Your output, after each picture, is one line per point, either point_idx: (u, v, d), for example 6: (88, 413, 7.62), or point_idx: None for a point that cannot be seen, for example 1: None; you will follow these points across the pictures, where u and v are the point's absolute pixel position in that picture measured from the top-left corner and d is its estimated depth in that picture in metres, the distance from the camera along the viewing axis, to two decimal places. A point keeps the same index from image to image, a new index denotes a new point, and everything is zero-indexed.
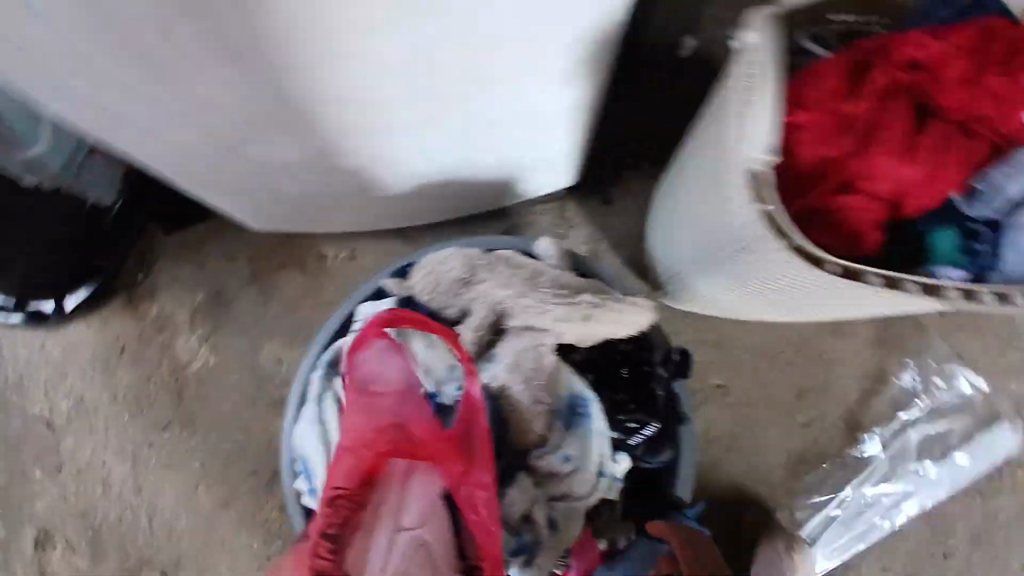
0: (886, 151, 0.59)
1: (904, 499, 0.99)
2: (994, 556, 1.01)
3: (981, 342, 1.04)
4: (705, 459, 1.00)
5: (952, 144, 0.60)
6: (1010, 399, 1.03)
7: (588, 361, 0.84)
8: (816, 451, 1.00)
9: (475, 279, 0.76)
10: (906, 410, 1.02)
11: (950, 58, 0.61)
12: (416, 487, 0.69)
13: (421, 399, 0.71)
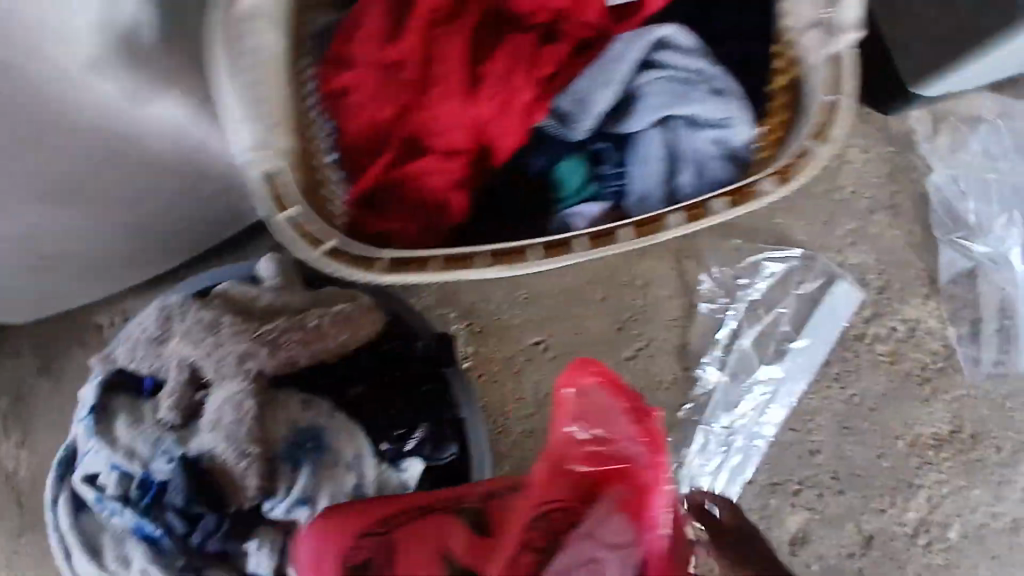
0: (447, 95, 0.68)
1: (766, 408, 0.96)
2: (860, 435, 0.98)
3: (801, 219, 0.97)
4: (539, 423, 0.95)
5: (511, 72, 0.68)
6: (845, 273, 0.97)
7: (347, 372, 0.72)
8: (650, 381, 0.97)
9: (167, 335, 0.69)
10: (727, 317, 0.97)
11: None
12: (604, 526, 0.60)
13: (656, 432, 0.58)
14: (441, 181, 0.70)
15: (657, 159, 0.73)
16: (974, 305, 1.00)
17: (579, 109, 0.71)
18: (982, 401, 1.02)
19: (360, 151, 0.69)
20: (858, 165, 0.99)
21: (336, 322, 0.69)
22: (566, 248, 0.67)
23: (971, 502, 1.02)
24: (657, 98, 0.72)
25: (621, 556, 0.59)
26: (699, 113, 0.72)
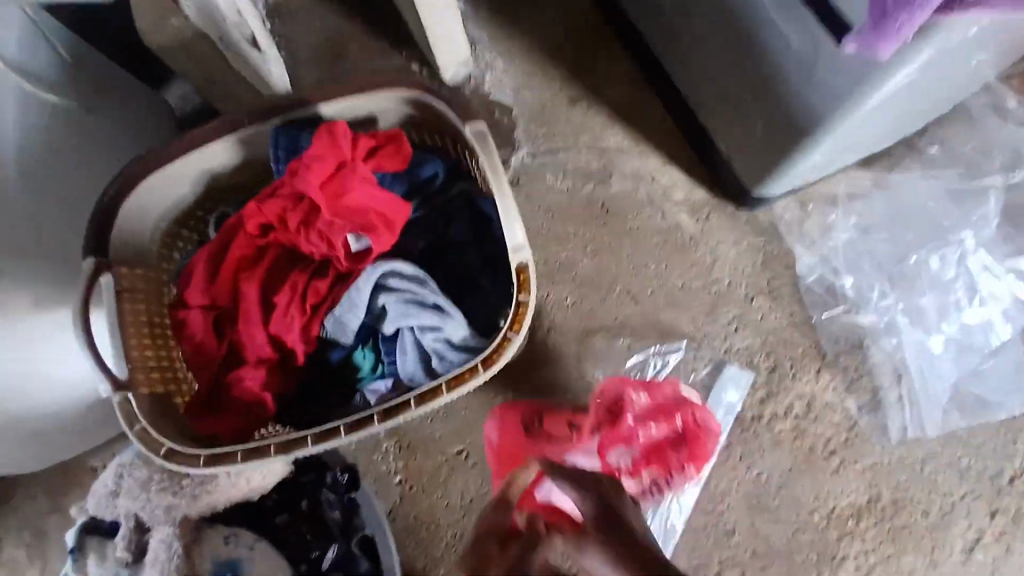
0: (249, 320, 0.75)
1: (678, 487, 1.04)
2: (773, 512, 1.04)
3: (686, 312, 1.08)
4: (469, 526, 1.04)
5: (296, 297, 0.75)
6: (732, 358, 1.07)
7: (275, 504, 0.88)
8: None
9: (118, 492, 0.83)
10: None
11: (283, 217, 0.74)
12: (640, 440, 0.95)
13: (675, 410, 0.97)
14: (253, 387, 0.76)
15: (417, 354, 0.75)
16: (867, 374, 1.06)
17: (335, 321, 0.74)
18: (897, 468, 1.04)
19: (195, 370, 0.79)
20: (730, 259, 1.09)
21: (242, 478, 0.81)
22: (334, 433, 0.70)
23: (904, 569, 1.02)
24: (401, 308, 0.73)
25: (628, 452, 0.94)
26: (437, 317, 0.74)
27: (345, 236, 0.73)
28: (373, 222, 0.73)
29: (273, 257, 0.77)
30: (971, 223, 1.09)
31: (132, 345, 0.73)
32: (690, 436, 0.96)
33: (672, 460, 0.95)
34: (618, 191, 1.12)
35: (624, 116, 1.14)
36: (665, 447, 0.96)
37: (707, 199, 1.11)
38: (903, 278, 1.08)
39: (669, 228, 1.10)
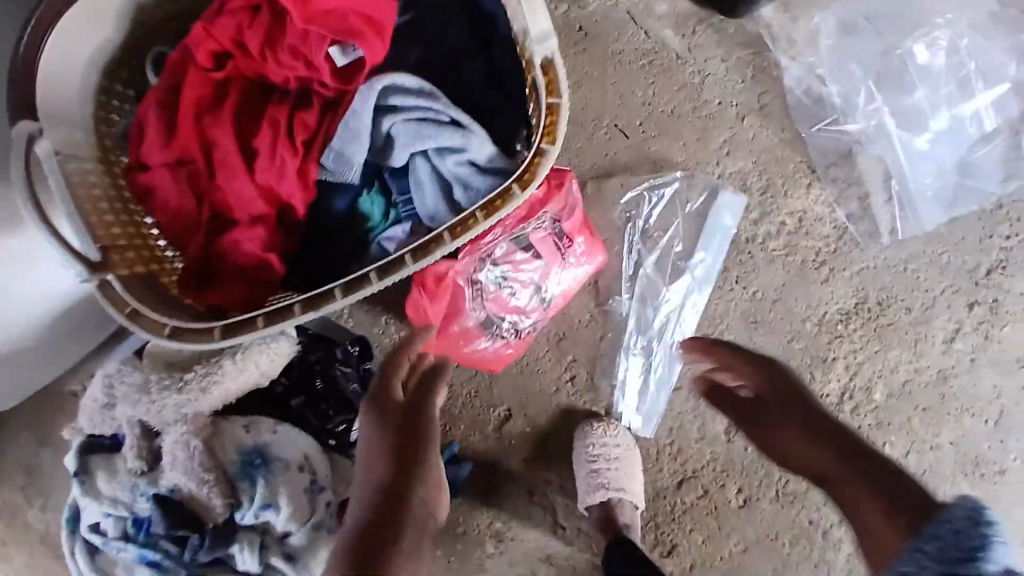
0: (231, 168, 0.69)
1: (679, 318, 1.06)
2: (772, 327, 1.07)
3: (677, 141, 1.03)
4: (482, 380, 1.08)
5: (278, 131, 0.69)
6: (726, 183, 1.04)
7: (290, 388, 0.86)
8: (566, 321, 1.07)
9: (113, 401, 0.77)
10: (626, 254, 1.06)
11: (244, 42, 0.70)
12: (534, 242, 0.92)
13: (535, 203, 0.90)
14: (252, 246, 0.70)
15: (432, 185, 0.71)
16: (857, 181, 1.06)
17: (336, 154, 0.69)
18: (883, 270, 1.07)
19: (179, 244, 0.72)
20: (719, 77, 1.03)
21: (252, 357, 0.77)
22: (364, 282, 0.65)
23: (890, 363, 1.08)
24: (413, 129, 0.69)
25: (535, 263, 0.92)
26: (460, 135, 0.69)
27: (327, 52, 0.69)
28: (355, 30, 0.68)
29: (237, 97, 0.71)
30: (963, 7, 1.03)
31: (101, 223, 0.66)
32: (561, 210, 0.92)
33: (572, 236, 0.94)
34: (596, 12, 1.02)
35: None
36: (561, 227, 0.93)
37: (692, 10, 1.03)
38: (896, 75, 1.04)
39: (654, 48, 1.02)
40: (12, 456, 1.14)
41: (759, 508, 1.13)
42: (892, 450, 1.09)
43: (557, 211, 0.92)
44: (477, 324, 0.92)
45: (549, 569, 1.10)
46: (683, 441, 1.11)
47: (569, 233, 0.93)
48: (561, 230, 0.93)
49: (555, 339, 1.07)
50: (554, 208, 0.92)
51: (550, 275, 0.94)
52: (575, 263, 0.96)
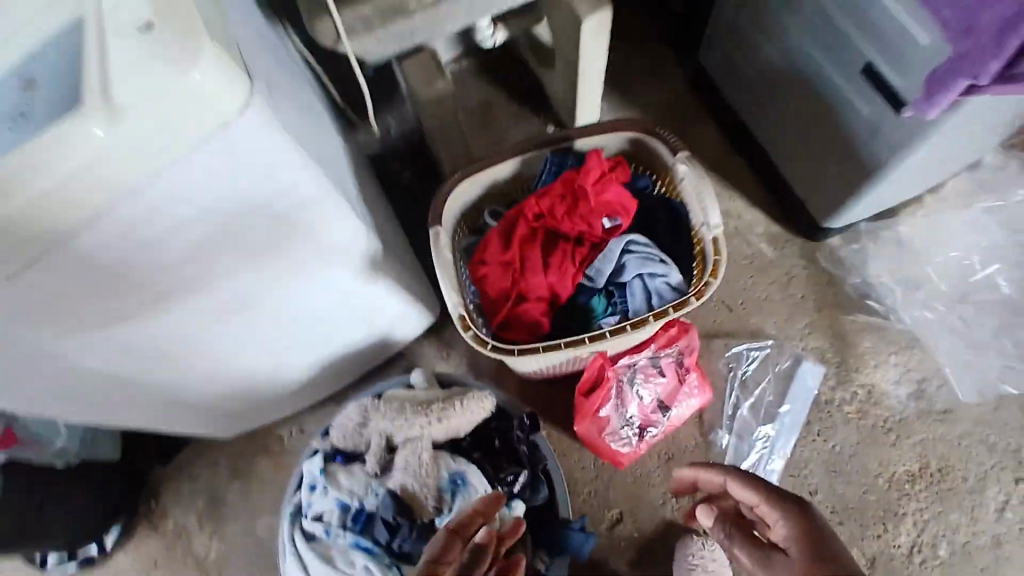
0: (534, 266, 0.98)
1: (769, 456, 1.32)
2: (849, 475, 1.30)
3: (768, 318, 1.42)
4: (602, 481, 1.33)
5: (569, 252, 0.99)
6: (806, 354, 1.39)
7: (473, 443, 1.19)
8: (675, 443, 1.35)
9: (368, 420, 1.15)
10: (726, 397, 1.38)
11: (556, 195, 1.00)
12: (665, 364, 1.24)
13: (674, 336, 1.25)
14: (532, 311, 0.97)
15: (649, 296, 0.96)
16: (917, 370, 1.36)
17: (590, 267, 0.98)
18: (941, 442, 1.32)
19: (485, 311, 1.00)
20: (801, 278, 1.44)
21: (469, 410, 1.14)
22: (602, 335, 0.92)
23: (952, 524, 1.27)
24: (642, 261, 0.96)
25: (662, 383, 1.25)
26: (664, 266, 0.96)
27: (602, 220, 0.99)
28: (622, 208, 1.00)
29: (545, 227, 1.02)
30: (1001, 256, 1.40)
31: (453, 282, 0.95)
32: (689, 348, 1.26)
33: (693, 369, 1.28)
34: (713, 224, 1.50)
35: (715, 174, 1.55)
36: (688, 362, 1.26)
37: (782, 232, 1.48)
38: (940, 295, 1.40)
39: (753, 253, 1.47)
40: (234, 463, 1.56)
41: None
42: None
43: (688, 348, 1.26)
44: (615, 417, 1.21)
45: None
46: None
47: (693, 366, 1.27)
48: (684, 361, 1.26)
49: (666, 456, 1.34)
50: (685, 340, 1.26)
51: (672, 397, 1.26)
52: (692, 393, 1.29)
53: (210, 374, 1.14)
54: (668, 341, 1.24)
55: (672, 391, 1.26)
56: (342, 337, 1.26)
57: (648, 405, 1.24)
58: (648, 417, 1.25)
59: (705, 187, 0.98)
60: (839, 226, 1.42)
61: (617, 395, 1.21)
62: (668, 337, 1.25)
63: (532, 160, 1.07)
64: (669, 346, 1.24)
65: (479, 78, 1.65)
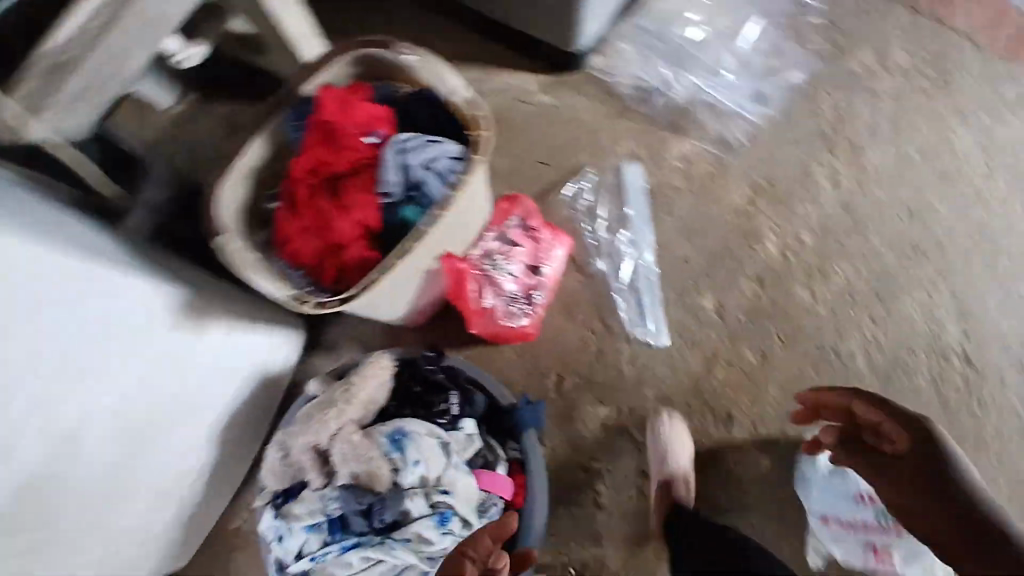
0: (334, 214, 0.98)
1: (640, 254, 1.50)
2: (703, 230, 1.50)
3: (581, 152, 1.57)
4: (530, 358, 1.44)
5: (355, 184, 0.99)
6: (623, 161, 1.55)
7: (398, 405, 1.23)
8: (569, 294, 1.48)
9: (288, 447, 1.12)
10: (584, 231, 1.52)
11: (316, 147, 1.00)
12: (514, 236, 1.32)
13: (505, 211, 1.34)
14: (356, 253, 0.97)
15: (441, 178, 0.97)
16: (705, 121, 1.57)
17: (380, 184, 0.98)
18: (751, 165, 1.54)
19: (316, 279, 0.99)
20: (586, 107, 1.59)
21: (370, 377, 1.17)
22: (421, 232, 0.93)
23: (792, 217, 1.50)
24: (420, 152, 0.96)
25: (521, 252, 1.32)
26: (439, 146, 0.97)
27: (367, 140, 1.00)
28: (380, 123, 1.02)
29: (324, 178, 1.01)
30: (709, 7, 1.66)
31: (269, 273, 0.95)
32: (525, 213, 1.35)
33: (541, 227, 1.36)
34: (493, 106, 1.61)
35: (470, 66, 1.64)
36: (532, 224, 1.35)
37: (550, 78, 1.61)
38: (689, 60, 1.62)
39: (539, 108, 1.60)
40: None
41: (776, 360, 1.41)
42: (840, 270, 1.46)
43: (524, 212, 1.35)
44: (499, 303, 1.27)
45: (648, 481, 1.36)
46: (691, 338, 1.44)
47: (540, 223, 1.35)
48: (528, 226, 1.34)
49: (566, 306, 1.47)
50: (516, 208, 1.34)
51: (538, 258, 1.34)
52: (552, 246, 1.37)
53: (129, 494, 1.14)
54: (504, 217, 1.33)
55: (533, 253, 1.34)
56: (229, 390, 1.28)
57: (521, 276, 1.31)
58: (527, 287, 1.32)
59: (434, 60, 0.98)
60: (587, 48, 1.56)
61: (489, 283, 1.26)
62: (501, 215, 1.33)
63: (275, 129, 1.04)
64: (507, 221, 1.33)
65: (215, 105, 1.58)
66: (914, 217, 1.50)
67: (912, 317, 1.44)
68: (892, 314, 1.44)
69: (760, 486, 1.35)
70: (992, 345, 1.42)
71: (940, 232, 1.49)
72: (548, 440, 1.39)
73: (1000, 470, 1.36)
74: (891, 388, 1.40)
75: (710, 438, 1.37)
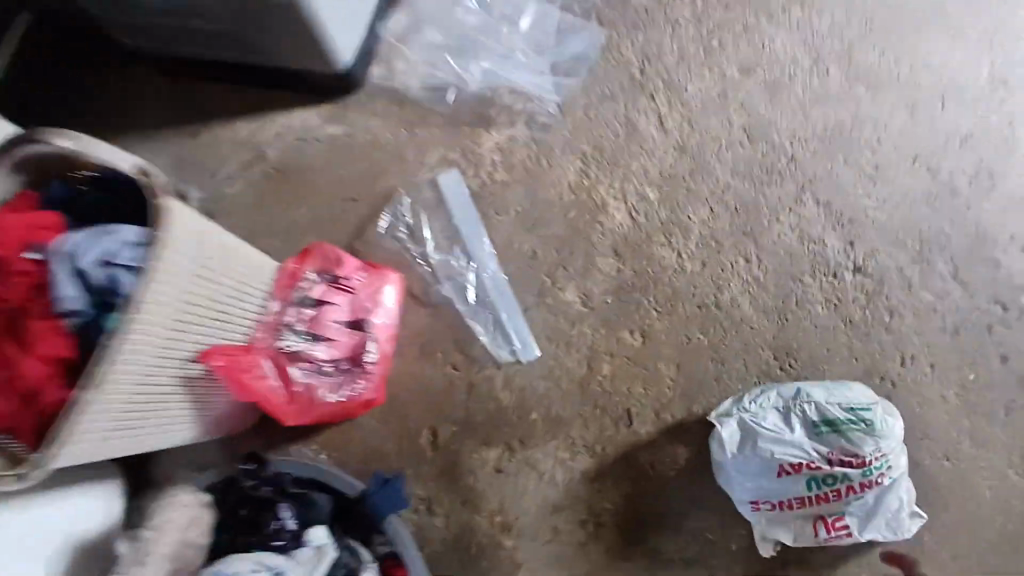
0: (16, 355, 0.82)
1: (480, 264, 1.32)
2: (544, 218, 1.34)
3: (388, 177, 1.38)
4: (395, 420, 1.27)
5: (33, 312, 0.84)
6: (436, 171, 1.37)
7: (224, 540, 1.03)
8: (420, 334, 1.30)
9: None
10: (415, 259, 1.33)
11: None
12: (316, 291, 1.14)
13: (298, 267, 1.15)
14: (54, 392, 0.83)
15: (132, 270, 0.85)
16: (513, 100, 1.41)
17: (59, 302, 0.84)
18: (572, 132, 1.40)
19: (23, 435, 0.83)
20: (381, 126, 1.42)
21: (167, 525, 0.95)
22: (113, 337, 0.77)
23: (630, 174, 1.37)
24: (100, 256, 0.84)
25: (329, 309, 1.14)
26: (115, 241, 0.85)
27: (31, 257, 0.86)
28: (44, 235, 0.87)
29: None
30: None
31: None
32: (322, 261, 1.17)
33: (349, 273, 1.19)
34: (280, 156, 1.42)
35: (241, 118, 1.44)
36: (336, 272, 1.18)
37: (332, 105, 1.43)
38: (475, 41, 1.45)
39: (328, 141, 1.42)
40: None
41: (659, 335, 1.27)
42: (696, 214, 1.34)
43: (323, 260, 1.17)
44: (309, 377, 1.10)
45: (561, 512, 1.21)
46: (564, 340, 1.28)
47: (346, 269, 1.18)
48: (331, 276, 1.17)
49: (420, 349, 1.29)
50: (311, 259, 1.16)
51: (354, 311, 1.18)
52: (367, 290, 1.21)
53: None
54: (298, 272, 1.14)
55: (344, 308, 1.17)
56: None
57: (334, 339, 1.14)
58: (345, 347, 1.15)
59: (91, 143, 0.86)
60: (355, 62, 1.39)
61: (289, 358, 1.08)
62: (292, 272, 1.14)
63: None
64: (303, 275, 1.14)
65: None
66: (755, 138, 1.38)
67: (785, 238, 1.32)
68: (767, 247, 1.32)
69: (686, 479, 1.20)
70: (877, 243, 1.31)
71: (787, 145, 1.37)
72: (444, 505, 1.23)
73: (930, 372, 1.25)
74: (787, 324, 1.27)
75: (615, 444, 1.22)
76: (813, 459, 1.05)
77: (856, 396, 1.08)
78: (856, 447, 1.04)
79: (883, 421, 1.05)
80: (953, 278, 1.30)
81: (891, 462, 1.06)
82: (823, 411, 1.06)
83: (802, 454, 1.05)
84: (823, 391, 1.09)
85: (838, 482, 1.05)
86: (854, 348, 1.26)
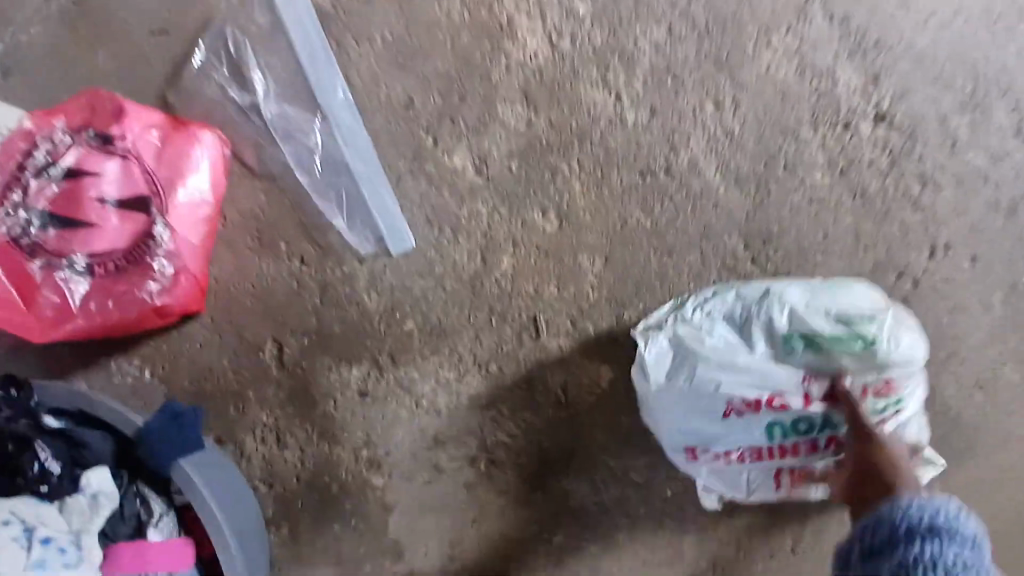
0: None
1: (335, 119, 0.93)
2: (424, 47, 0.92)
3: None
4: (230, 335, 0.95)
5: None
6: None
7: None
8: (260, 219, 0.95)
9: None
10: (245, 112, 0.95)
11: None
12: (66, 155, 0.88)
13: (46, 122, 0.90)
14: None
15: None
16: None
17: None
18: None
19: None
20: None
21: None
22: None
23: None
24: None
25: (81, 181, 0.87)
26: None
27: None
28: None
29: None
30: None
31: None
32: (84, 115, 0.91)
33: (119, 132, 0.89)
34: None
35: None
36: (102, 128, 0.90)
37: None
38: None
39: None
40: None
41: (582, 217, 0.90)
42: (647, 38, 0.89)
43: (84, 113, 0.91)
44: (45, 271, 0.87)
45: (445, 452, 0.92)
46: (453, 227, 0.92)
47: (115, 125, 0.90)
48: (91, 134, 0.90)
49: (260, 240, 0.95)
50: (65, 112, 0.91)
51: (129, 184, 0.88)
52: (155, 156, 0.90)
53: None
54: (43, 128, 0.90)
55: (113, 181, 0.88)
56: None
57: (87, 222, 0.87)
58: (107, 235, 0.87)
59: None
60: None
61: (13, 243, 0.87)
62: (39, 128, 0.90)
63: None
64: (50, 132, 0.89)
65: None
66: None
67: (775, 73, 0.89)
68: (749, 86, 0.89)
69: (607, 413, 0.91)
70: (912, 79, 0.88)
71: None
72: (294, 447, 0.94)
73: (969, 269, 0.88)
74: (767, 201, 0.89)
75: (516, 365, 0.91)
76: (780, 394, 0.73)
77: (866, 306, 0.73)
78: (851, 383, 0.73)
79: (898, 347, 0.71)
80: (1018, 132, 0.88)
81: (903, 406, 0.74)
82: (802, 325, 0.73)
83: (761, 387, 0.73)
84: (812, 292, 0.75)
85: (814, 432, 0.75)
86: (863, 233, 0.88)
